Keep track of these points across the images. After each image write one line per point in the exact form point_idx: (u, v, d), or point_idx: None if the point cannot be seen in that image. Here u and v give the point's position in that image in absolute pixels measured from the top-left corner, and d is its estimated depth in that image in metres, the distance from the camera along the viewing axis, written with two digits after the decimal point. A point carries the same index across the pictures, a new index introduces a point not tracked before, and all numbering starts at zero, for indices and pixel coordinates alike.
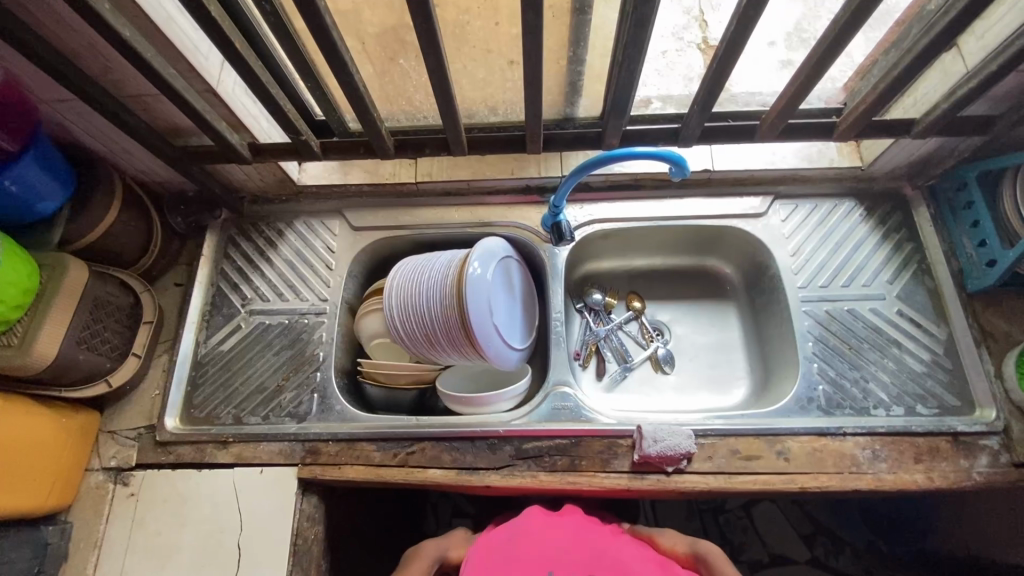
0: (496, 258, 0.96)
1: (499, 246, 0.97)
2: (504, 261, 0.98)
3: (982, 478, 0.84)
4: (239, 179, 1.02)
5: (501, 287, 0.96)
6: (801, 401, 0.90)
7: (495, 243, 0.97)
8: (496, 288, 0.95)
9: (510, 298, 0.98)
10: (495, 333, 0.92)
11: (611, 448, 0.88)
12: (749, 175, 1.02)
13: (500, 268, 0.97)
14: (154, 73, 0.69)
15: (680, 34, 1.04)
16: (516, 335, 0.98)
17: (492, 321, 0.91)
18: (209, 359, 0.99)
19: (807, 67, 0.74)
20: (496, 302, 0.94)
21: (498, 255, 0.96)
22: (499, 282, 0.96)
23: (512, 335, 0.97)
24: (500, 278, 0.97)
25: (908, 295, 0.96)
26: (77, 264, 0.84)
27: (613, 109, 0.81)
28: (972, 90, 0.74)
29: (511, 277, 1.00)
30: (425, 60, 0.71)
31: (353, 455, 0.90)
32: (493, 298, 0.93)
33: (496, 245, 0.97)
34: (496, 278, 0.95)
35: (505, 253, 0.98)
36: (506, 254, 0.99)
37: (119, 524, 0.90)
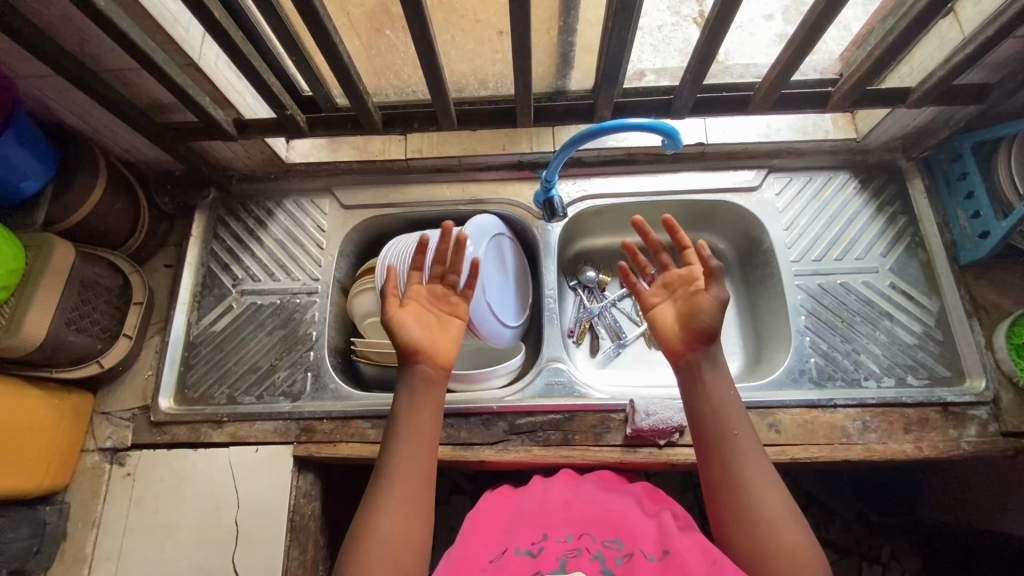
0: (485, 234, 0.95)
1: (489, 222, 0.97)
2: (495, 238, 0.98)
3: (970, 447, 0.85)
4: (226, 157, 1.00)
5: (494, 264, 0.96)
6: (792, 373, 0.91)
7: (486, 220, 0.96)
8: (488, 265, 0.94)
9: (504, 276, 0.98)
10: (486, 308, 0.92)
11: (604, 422, 0.88)
12: (742, 149, 1.01)
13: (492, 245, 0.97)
14: (133, 45, 0.66)
15: (676, 8, 1.01)
16: (510, 313, 0.97)
17: (484, 298, 0.91)
18: (201, 340, 0.99)
19: (799, 35, 0.72)
20: (487, 278, 0.93)
21: (488, 231, 0.96)
22: (490, 258, 0.95)
23: (506, 312, 0.96)
24: (492, 255, 0.96)
25: (901, 268, 0.96)
26: (63, 244, 0.83)
27: (604, 79, 0.79)
28: (969, 56, 0.73)
29: (504, 254, 1.00)
30: (410, 29, 0.68)
31: (348, 433, 0.90)
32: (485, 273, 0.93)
33: (487, 222, 0.96)
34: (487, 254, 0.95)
35: (495, 230, 0.98)
36: (497, 232, 0.98)
37: (116, 504, 0.90)
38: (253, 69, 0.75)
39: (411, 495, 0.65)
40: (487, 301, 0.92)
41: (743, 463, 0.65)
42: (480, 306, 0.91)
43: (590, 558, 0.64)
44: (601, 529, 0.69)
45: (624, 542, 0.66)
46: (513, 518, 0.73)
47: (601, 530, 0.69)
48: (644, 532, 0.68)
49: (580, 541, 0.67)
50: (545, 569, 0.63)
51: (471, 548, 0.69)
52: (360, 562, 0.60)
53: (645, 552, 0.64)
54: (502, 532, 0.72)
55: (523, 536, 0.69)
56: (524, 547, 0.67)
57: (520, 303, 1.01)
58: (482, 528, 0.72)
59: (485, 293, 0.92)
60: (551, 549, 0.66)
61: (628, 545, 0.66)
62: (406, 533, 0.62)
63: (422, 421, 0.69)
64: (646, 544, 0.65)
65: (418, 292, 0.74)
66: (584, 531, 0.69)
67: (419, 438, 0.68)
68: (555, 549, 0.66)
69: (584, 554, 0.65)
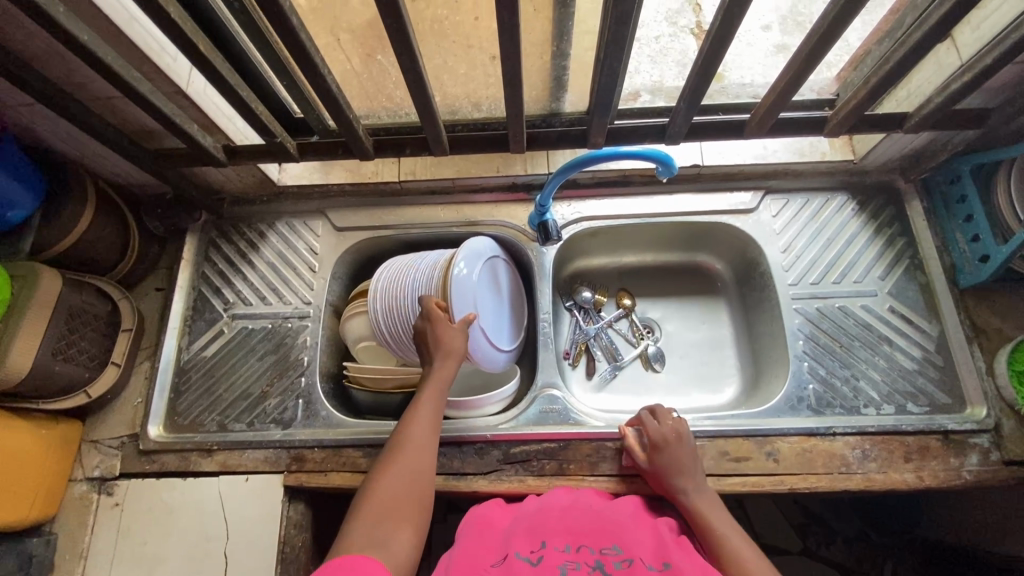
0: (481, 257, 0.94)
1: (484, 244, 0.95)
2: (490, 261, 0.96)
3: (972, 476, 0.83)
4: (217, 180, 0.99)
5: (488, 289, 0.94)
6: (791, 400, 0.89)
7: (482, 242, 0.95)
8: (482, 287, 0.93)
9: (498, 300, 0.97)
10: (481, 332, 0.90)
11: (599, 451, 0.87)
12: (739, 170, 1.00)
13: (487, 267, 0.95)
14: (117, 77, 0.65)
15: (673, 19, 1.04)
16: (503, 338, 0.96)
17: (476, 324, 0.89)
18: (191, 366, 0.98)
19: (795, 64, 0.71)
20: (481, 301, 0.92)
21: (484, 254, 0.95)
22: (484, 281, 0.94)
23: (499, 338, 0.95)
24: (486, 278, 0.95)
25: (900, 291, 0.94)
26: (50, 273, 0.82)
27: (597, 107, 0.78)
28: (968, 83, 0.71)
29: (499, 277, 0.99)
30: (398, 61, 0.67)
31: (339, 462, 0.89)
32: (480, 296, 0.92)
33: (483, 244, 0.95)
34: (483, 277, 0.94)
35: (491, 252, 0.96)
36: (492, 254, 0.97)
37: (104, 535, 0.89)
38: (240, 98, 0.73)
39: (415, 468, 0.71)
40: (481, 325, 0.90)
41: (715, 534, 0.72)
42: (475, 330, 0.89)
43: (591, 570, 0.65)
44: (598, 539, 0.70)
45: (622, 549, 0.69)
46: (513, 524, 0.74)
47: (597, 540, 0.70)
48: (640, 544, 0.70)
49: (579, 552, 0.68)
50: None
51: (471, 550, 0.69)
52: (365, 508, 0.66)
53: (644, 561, 0.67)
54: (500, 536, 0.72)
55: (521, 542, 0.69)
56: (525, 553, 0.67)
57: (513, 327, 0.99)
58: (481, 535, 0.72)
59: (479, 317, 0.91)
60: (551, 559, 0.66)
61: (626, 553, 0.68)
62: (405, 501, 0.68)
63: (430, 410, 0.77)
64: (643, 554, 0.68)
65: (437, 314, 0.83)
66: (581, 542, 0.70)
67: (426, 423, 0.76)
68: (555, 558, 0.67)
69: (585, 566, 0.66)
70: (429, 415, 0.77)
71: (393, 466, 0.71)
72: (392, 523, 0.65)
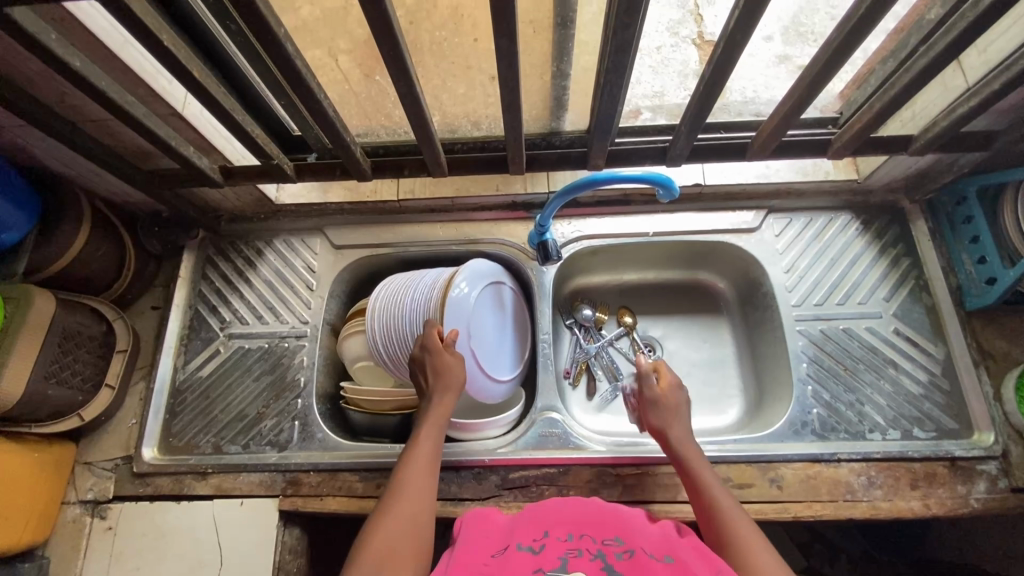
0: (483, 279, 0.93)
1: (490, 266, 0.95)
2: (494, 283, 0.95)
3: (979, 505, 0.82)
4: (215, 199, 0.98)
5: (486, 311, 0.93)
6: (795, 425, 0.88)
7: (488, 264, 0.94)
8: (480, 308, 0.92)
9: (497, 323, 0.95)
10: (473, 355, 0.89)
11: (600, 476, 0.86)
12: (740, 190, 0.99)
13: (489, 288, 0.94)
14: (111, 102, 0.64)
15: (675, 29, 1.02)
16: (499, 364, 0.94)
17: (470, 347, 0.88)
18: (187, 386, 0.97)
19: (796, 92, 0.71)
20: (477, 322, 0.91)
21: (487, 276, 0.94)
22: (484, 303, 0.93)
23: (494, 364, 0.93)
24: (488, 300, 0.94)
25: (906, 313, 0.93)
26: (43, 295, 0.81)
27: (597, 131, 0.77)
28: (974, 108, 0.70)
29: (502, 301, 0.97)
30: (395, 86, 0.66)
31: (335, 487, 0.88)
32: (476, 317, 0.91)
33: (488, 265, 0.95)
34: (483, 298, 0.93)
35: (496, 275, 0.95)
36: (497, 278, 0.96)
37: (96, 559, 0.88)
38: (237, 122, 0.72)
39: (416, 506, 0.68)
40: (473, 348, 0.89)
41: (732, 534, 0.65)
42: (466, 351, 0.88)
43: (591, 558, 0.58)
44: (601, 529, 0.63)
45: (625, 539, 0.61)
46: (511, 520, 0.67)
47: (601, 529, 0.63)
48: (645, 532, 0.63)
49: (581, 540, 0.61)
50: (546, 567, 0.56)
51: (467, 545, 0.63)
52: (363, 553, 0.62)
53: (649, 552, 0.59)
54: (498, 531, 0.65)
55: (522, 534, 0.63)
56: (525, 544, 0.61)
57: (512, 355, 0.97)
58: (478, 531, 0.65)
59: (472, 338, 0.89)
60: (552, 548, 0.60)
61: (629, 543, 0.61)
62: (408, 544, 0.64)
63: (429, 447, 0.75)
64: (648, 545, 0.61)
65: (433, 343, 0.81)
66: (584, 530, 0.63)
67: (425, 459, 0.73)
68: (556, 548, 0.60)
69: (585, 553, 0.58)
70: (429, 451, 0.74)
71: (392, 506, 0.67)
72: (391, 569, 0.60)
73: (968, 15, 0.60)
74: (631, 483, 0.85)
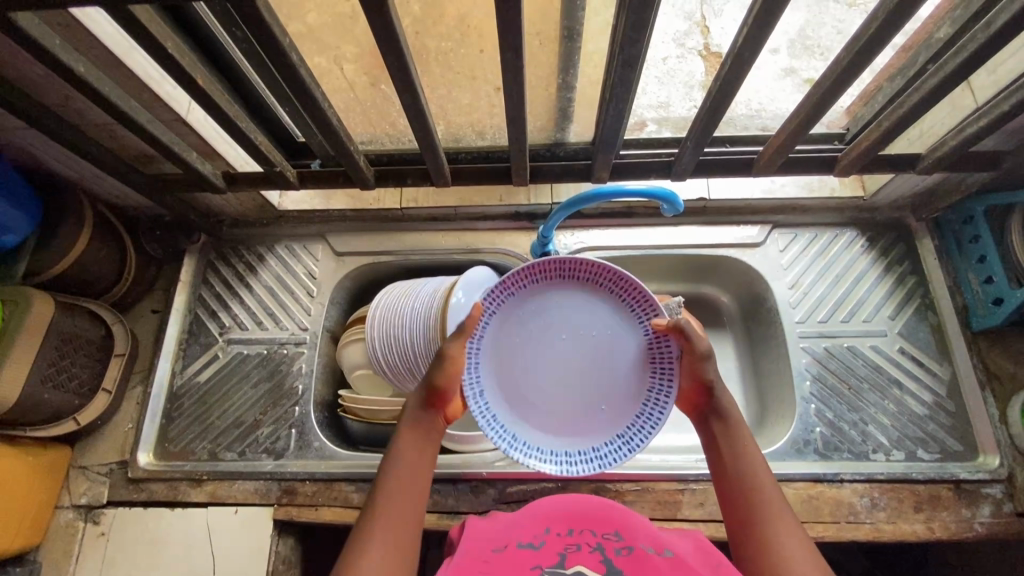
0: (511, 302, 0.71)
1: (570, 282, 0.71)
2: (588, 309, 0.70)
3: (983, 529, 0.80)
4: (218, 204, 0.98)
5: (499, 335, 0.71)
6: (797, 444, 0.87)
7: (538, 291, 0.71)
8: (588, 318, 0.70)
9: (616, 354, 0.69)
10: (548, 389, 0.70)
11: (598, 492, 0.85)
12: (745, 205, 0.98)
13: (543, 317, 0.71)
14: (115, 108, 0.64)
15: (681, 41, 0.97)
16: (601, 423, 0.69)
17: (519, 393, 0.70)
18: (184, 392, 0.96)
19: (803, 111, 0.71)
20: (505, 353, 0.71)
21: (519, 305, 0.71)
22: (609, 321, 0.70)
23: (584, 419, 0.69)
24: (509, 334, 0.71)
25: (911, 332, 0.92)
26: (42, 298, 0.81)
27: (602, 145, 0.77)
28: (983, 129, 0.69)
29: (510, 340, 0.71)
30: (399, 96, 0.66)
31: (330, 497, 0.87)
32: (573, 339, 0.70)
33: (558, 280, 0.71)
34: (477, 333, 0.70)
35: (588, 296, 0.70)
36: (595, 301, 0.70)
37: (88, 565, 0.87)
38: (241, 130, 0.72)
39: (408, 526, 0.59)
40: (494, 383, 0.70)
41: (772, 525, 0.58)
42: (521, 376, 0.70)
43: (591, 552, 0.57)
44: (600, 524, 0.63)
45: (624, 535, 0.60)
46: (512, 519, 0.66)
47: (600, 524, 0.63)
48: (644, 530, 0.62)
49: (581, 535, 0.60)
50: (545, 561, 0.56)
51: (469, 543, 0.61)
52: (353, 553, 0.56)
53: (647, 549, 0.59)
54: (496, 528, 0.64)
55: (523, 531, 0.62)
56: (526, 540, 0.60)
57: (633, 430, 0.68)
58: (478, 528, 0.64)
59: (512, 366, 0.70)
60: (553, 544, 0.59)
61: (629, 539, 0.60)
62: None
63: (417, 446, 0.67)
64: (647, 540, 0.60)
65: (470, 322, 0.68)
66: (585, 526, 0.62)
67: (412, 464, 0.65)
68: (556, 544, 0.59)
69: (584, 548, 0.58)
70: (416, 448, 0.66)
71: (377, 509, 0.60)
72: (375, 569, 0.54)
73: (982, 33, 0.59)
74: (629, 500, 0.84)
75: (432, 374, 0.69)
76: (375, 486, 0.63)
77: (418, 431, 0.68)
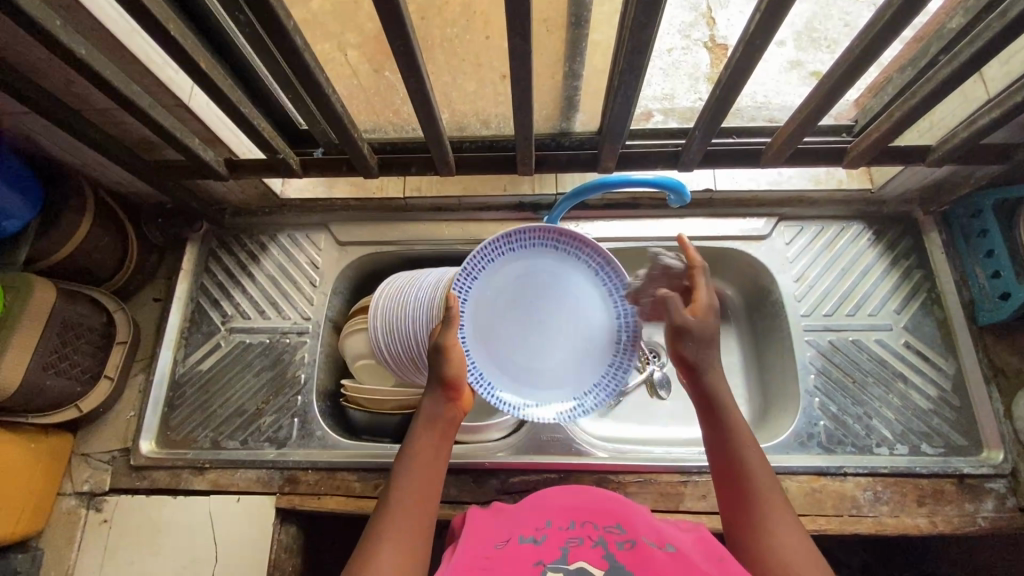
0: (476, 285, 0.73)
1: (519, 250, 0.74)
2: (547, 270, 0.75)
3: (986, 523, 0.80)
4: (220, 192, 0.98)
5: (479, 314, 0.73)
6: (801, 437, 0.87)
7: (497, 267, 0.73)
8: (546, 276, 0.75)
9: (580, 299, 0.76)
10: (535, 350, 0.75)
11: (600, 482, 0.85)
12: (751, 197, 0.98)
13: (508, 289, 0.74)
14: (117, 92, 0.63)
15: (685, 32, 0.96)
16: (589, 365, 0.76)
17: (515, 359, 0.75)
18: (186, 380, 0.96)
19: (812, 103, 0.70)
20: (490, 334, 0.74)
21: (485, 286, 0.73)
22: (565, 273, 0.75)
23: (574, 366, 0.76)
24: (486, 315, 0.74)
25: (917, 326, 0.91)
26: (43, 285, 0.81)
27: (609, 133, 0.76)
28: (995, 120, 0.68)
29: (489, 318, 0.74)
30: (405, 82, 0.65)
31: (333, 486, 0.87)
32: (541, 299, 0.75)
33: (510, 253, 0.74)
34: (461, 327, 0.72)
35: (544, 257, 0.75)
36: (548, 259, 0.75)
37: (91, 552, 0.87)
38: (244, 115, 0.71)
39: (423, 526, 0.60)
40: (489, 363, 0.73)
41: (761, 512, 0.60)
42: (509, 350, 0.75)
43: (593, 547, 0.57)
44: (602, 517, 0.62)
45: (626, 528, 0.59)
46: (513, 513, 0.66)
47: (603, 516, 0.62)
48: (647, 523, 0.62)
49: (583, 528, 0.60)
50: (546, 558, 0.55)
51: (471, 538, 0.61)
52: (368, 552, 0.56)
53: (650, 542, 0.58)
54: (498, 523, 0.64)
55: (525, 525, 0.62)
56: (528, 535, 0.60)
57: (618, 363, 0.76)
58: (480, 523, 0.64)
59: (495, 343, 0.74)
60: (554, 538, 0.59)
61: (631, 532, 0.59)
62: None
63: (432, 444, 0.66)
64: (649, 534, 0.59)
65: (453, 311, 0.67)
66: (586, 518, 0.61)
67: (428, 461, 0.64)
68: (557, 538, 0.59)
69: (587, 542, 0.57)
70: (433, 446, 0.66)
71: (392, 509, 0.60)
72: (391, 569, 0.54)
73: (999, 20, 0.58)
74: (632, 491, 0.84)
75: (439, 368, 0.67)
76: (391, 483, 0.63)
77: (435, 425, 0.67)
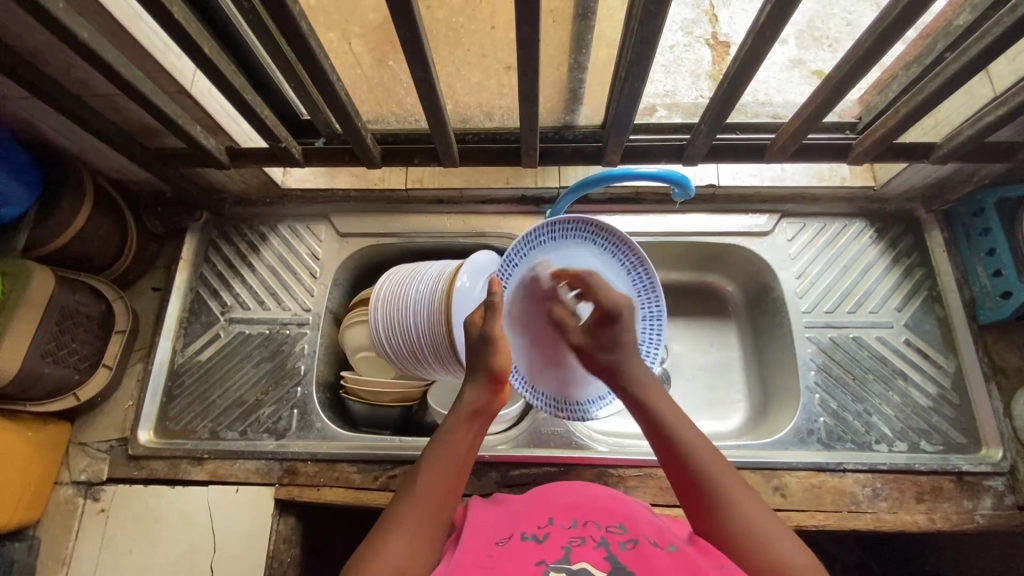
0: (517, 272, 0.76)
1: (559, 241, 0.76)
2: (584, 263, 0.77)
3: (984, 520, 0.81)
4: (220, 181, 0.97)
5: (516, 302, 0.77)
6: (800, 433, 0.87)
7: (537, 256, 0.76)
8: (582, 269, 0.77)
9: (614, 294, 0.78)
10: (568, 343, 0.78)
11: (601, 476, 0.85)
12: (754, 193, 0.97)
13: (547, 278, 0.77)
14: (118, 76, 0.62)
15: (687, 29, 0.96)
16: None
17: (550, 352, 0.78)
18: (185, 370, 0.95)
19: (818, 98, 0.70)
20: (521, 323, 0.77)
21: (525, 273, 0.76)
22: (599, 268, 0.77)
23: None
24: (523, 302, 0.77)
25: (918, 323, 0.92)
26: (41, 272, 0.80)
27: (615, 125, 0.75)
28: (1002, 118, 0.68)
29: (525, 307, 0.77)
30: (410, 71, 0.64)
31: (332, 477, 0.87)
32: (576, 293, 0.78)
33: (551, 243, 0.76)
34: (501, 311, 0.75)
35: (581, 251, 0.77)
36: (585, 251, 0.77)
37: (89, 541, 0.87)
38: (246, 103, 0.70)
39: (441, 517, 0.61)
40: (522, 353, 0.77)
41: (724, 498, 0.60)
42: (538, 340, 0.78)
43: (595, 547, 0.57)
44: (605, 516, 0.62)
45: (628, 528, 0.60)
46: (513, 510, 0.66)
47: (605, 516, 0.62)
48: (650, 522, 0.62)
49: (585, 528, 0.60)
50: (549, 558, 0.55)
51: (472, 534, 0.61)
52: (391, 528, 0.58)
53: (652, 542, 0.58)
54: (499, 520, 0.64)
55: (527, 522, 0.62)
56: (530, 532, 0.60)
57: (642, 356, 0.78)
58: (480, 519, 0.64)
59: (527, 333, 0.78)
60: (556, 537, 0.59)
61: (634, 532, 0.59)
62: (425, 562, 0.56)
63: (466, 435, 0.66)
64: (652, 534, 0.60)
65: (496, 297, 0.69)
66: (588, 518, 0.62)
67: (462, 450, 0.65)
68: (559, 537, 0.59)
69: (590, 542, 0.58)
70: (470, 437, 0.67)
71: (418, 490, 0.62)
72: (410, 549, 0.56)
73: (1009, 17, 0.57)
74: (632, 485, 0.84)
75: (488, 359, 0.68)
76: (421, 467, 0.64)
77: (475, 417, 0.67)
